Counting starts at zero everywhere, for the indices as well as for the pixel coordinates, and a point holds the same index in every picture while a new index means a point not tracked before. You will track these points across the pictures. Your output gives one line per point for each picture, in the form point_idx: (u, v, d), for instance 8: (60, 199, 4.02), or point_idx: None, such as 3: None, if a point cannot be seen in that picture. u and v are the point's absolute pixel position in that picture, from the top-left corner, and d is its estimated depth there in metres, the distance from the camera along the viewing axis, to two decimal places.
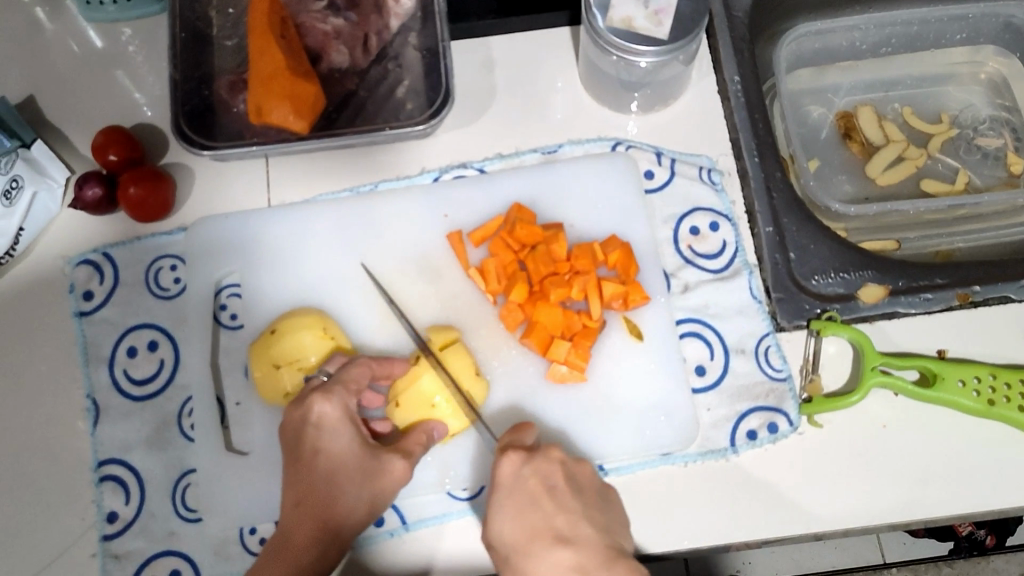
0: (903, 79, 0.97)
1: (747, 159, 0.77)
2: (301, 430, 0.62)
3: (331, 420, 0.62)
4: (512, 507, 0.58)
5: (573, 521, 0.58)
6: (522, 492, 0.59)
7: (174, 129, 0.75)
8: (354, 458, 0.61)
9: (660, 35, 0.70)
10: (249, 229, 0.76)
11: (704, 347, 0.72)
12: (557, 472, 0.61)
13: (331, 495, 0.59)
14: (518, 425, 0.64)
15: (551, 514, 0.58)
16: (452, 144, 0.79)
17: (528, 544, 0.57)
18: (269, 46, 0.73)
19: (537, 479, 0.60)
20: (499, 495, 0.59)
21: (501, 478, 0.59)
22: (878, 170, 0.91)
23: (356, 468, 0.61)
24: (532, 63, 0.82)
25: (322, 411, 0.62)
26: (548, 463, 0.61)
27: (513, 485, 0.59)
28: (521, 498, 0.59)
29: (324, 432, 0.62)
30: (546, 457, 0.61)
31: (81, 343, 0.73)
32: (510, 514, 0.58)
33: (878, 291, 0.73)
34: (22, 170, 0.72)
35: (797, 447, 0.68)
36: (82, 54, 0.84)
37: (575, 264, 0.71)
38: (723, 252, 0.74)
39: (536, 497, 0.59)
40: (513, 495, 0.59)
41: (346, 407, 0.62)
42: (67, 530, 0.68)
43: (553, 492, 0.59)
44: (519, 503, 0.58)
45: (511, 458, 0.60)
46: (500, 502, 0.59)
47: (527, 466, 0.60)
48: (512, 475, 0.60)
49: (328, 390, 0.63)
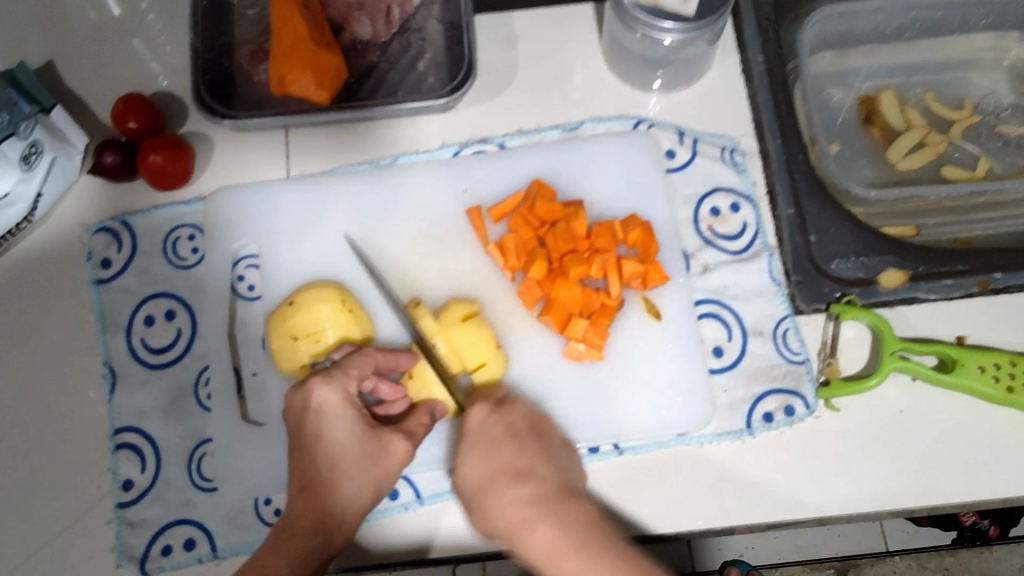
0: (927, 64, 0.96)
1: (769, 140, 0.77)
2: (303, 415, 0.61)
3: (331, 406, 0.60)
4: (476, 453, 0.59)
5: (533, 462, 0.59)
6: (487, 437, 0.60)
7: (196, 99, 0.74)
8: (355, 444, 0.60)
9: (686, 12, 0.69)
10: (267, 199, 0.76)
11: (721, 329, 0.72)
12: (518, 421, 0.62)
13: (334, 482, 0.59)
14: (495, 393, 0.66)
15: (512, 454, 0.59)
16: (473, 119, 0.79)
17: (490, 482, 0.58)
18: (292, 16, 0.72)
19: (501, 427, 0.61)
20: (466, 442, 0.60)
21: (468, 426, 0.61)
22: (900, 154, 0.91)
23: (359, 452, 0.60)
24: (555, 39, 0.81)
25: (322, 397, 0.60)
26: (512, 412, 0.62)
27: (479, 433, 0.60)
28: (486, 443, 0.60)
29: (325, 418, 0.60)
30: (511, 408, 0.63)
31: (98, 310, 0.73)
32: (474, 457, 0.59)
33: (899, 276, 0.72)
34: (42, 135, 0.71)
35: (813, 431, 0.68)
36: (100, 22, 0.83)
37: (595, 242, 0.71)
38: (743, 234, 0.74)
39: (499, 440, 0.60)
40: (475, 440, 0.60)
41: (346, 393, 0.61)
42: (83, 496, 0.68)
43: (513, 437, 0.61)
44: (484, 447, 0.59)
45: (478, 408, 0.62)
46: (467, 448, 0.60)
47: (492, 415, 0.62)
48: (477, 423, 0.61)
49: (328, 375, 0.61)
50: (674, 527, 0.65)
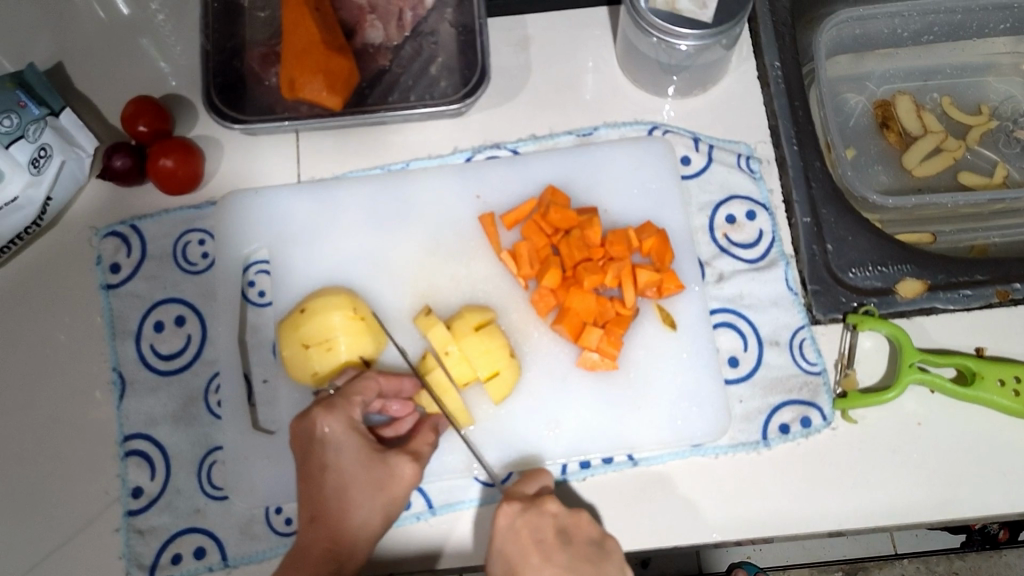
0: (943, 68, 0.95)
1: (786, 146, 0.75)
2: (307, 446, 0.59)
3: (335, 436, 0.59)
4: (499, 563, 0.56)
5: None
6: (512, 547, 0.57)
7: (205, 102, 0.73)
8: (362, 473, 0.58)
9: (704, 18, 0.68)
10: (278, 204, 0.75)
11: (737, 338, 0.71)
12: (549, 523, 0.58)
13: (343, 513, 0.58)
14: (534, 473, 0.63)
15: (540, 569, 0.56)
16: (486, 123, 0.78)
17: None
18: (303, 20, 0.72)
19: (529, 532, 0.57)
20: (495, 549, 0.57)
21: (496, 530, 0.58)
22: (915, 161, 0.90)
23: (366, 481, 0.58)
24: (569, 43, 0.80)
25: (325, 426, 0.59)
26: (541, 515, 0.58)
27: (506, 539, 0.57)
28: (510, 554, 0.56)
29: (330, 448, 0.59)
30: (540, 509, 0.58)
31: (107, 315, 0.72)
32: (500, 568, 0.56)
33: (917, 287, 0.72)
34: (50, 139, 0.71)
35: (830, 443, 0.67)
36: (109, 23, 0.83)
37: (609, 250, 0.70)
38: (759, 242, 0.73)
39: (525, 552, 0.56)
40: (501, 551, 0.57)
41: (350, 420, 0.60)
42: (91, 503, 0.68)
43: (542, 547, 0.57)
44: (508, 559, 0.56)
45: (506, 508, 0.58)
46: (492, 558, 0.57)
47: (521, 517, 0.58)
48: (504, 527, 0.58)
49: (330, 404, 0.60)
50: (687, 539, 0.65)
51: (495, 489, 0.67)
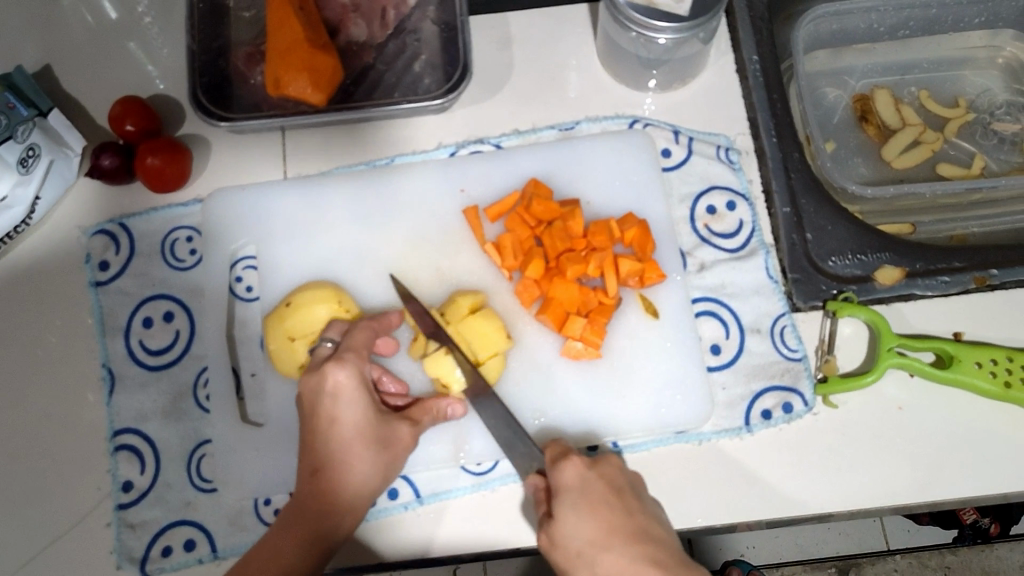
0: (920, 62, 0.96)
1: (765, 138, 0.77)
2: (316, 398, 0.60)
3: (346, 390, 0.60)
4: (585, 508, 0.55)
5: (646, 522, 0.56)
6: (593, 491, 0.56)
7: (192, 101, 0.74)
8: (366, 430, 0.60)
9: (680, 11, 0.70)
10: (265, 201, 0.76)
11: (719, 327, 0.72)
12: (619, 476, 0.59)
13: (345, 466, 0.58)
14: (562, 439, 0.63)
15: (623, 514, 0.55)
16: (470, 119, 0.79)
17: (606, 537, 0.54)
18: (287, 18, 0.73)
19: (604, 480, 0.58)
20: (567, 497, 0.56)
21: (567, 482, 0.57)
22: (894, 153, 0.91)
23: (368, 439, 0.60)
24: (551, 39, 0.81)
25: (337, 379, 0.60)
26: (611, 467, 0.59)
27: (582, 487, 0.57)
28: (592, 497, 0.56)
29: (340, 401, 0.59)
30: (608, 463, 0.59)
31: (96, 312, 0.73)
32: (583, 512, 0.55)
33: (895, 274, 0.73)
34: (38, 139, 0.71)
35: (813, 427, 0.68)
36: (96, 26, 0.84)
37: (592, 241, 0.71)
38: (739, 232, 0.74)
39: (606, 497, 0.56)
40: (583, 494, 0.56)
41: (360, 375, 0.61)
42: (82, 499, 0.68)
43: (619, 494, 0.57)
44: (592, 501, 0.56)
45: (575, 461, 0.58)
46: (569, 502, 0.56)
47: (592, 469, 0.58)
48: (576, 477, 0.57)
49: (342, 358, 0.60)
50: (673, 524, 0.66)
51: (481, 478, 0.68)
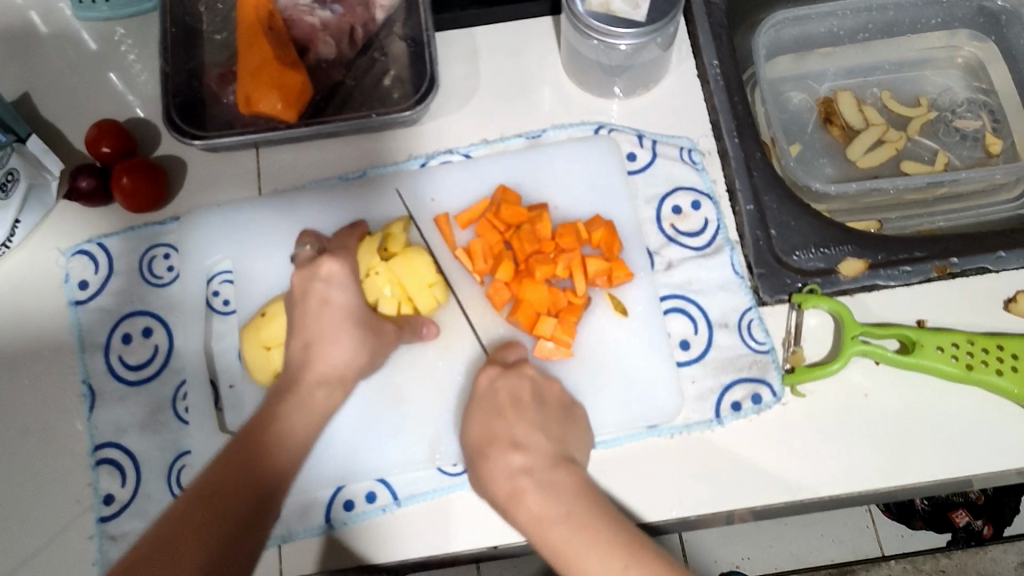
0: (882, 65, 0.99)
1: (727, 139, 0.78)
2: (309, 284, 0.67)
3: (339, 276, 0.67)
4: (478, 416, 0.63)
5: (531, 431, 0.61)
6: (491, 401, 0.63)
7: (165, 119, 0.76)
8: (352, 319, 0.66)
9: (638, 17, 0.72)
10: (241, 217, 0.78)
11: (687, 322, 0.73)
12: (526, 385, 0.64)
13: (331, 342, 0.65)
14: (504, 345, 0.69)
15: (512, 423, 0.61)
16: (439, 132, 0.81)
17: (487, 447, 0.61)
18: (257, 39, 0.75)
19: (507, 392, 0.63)
20: (473, 404, 0.64)
21: (477, 389, 0.64)
22: (859, 153, 0.93)
23: (358, 325, 0.66)
24: (516, 52, 0.84)
25: (332, 267, 0.67)
26: (520, 377, 0.64)
27: (486, 395, 0.64)
28: (489, 406, 0.63)
29: (333, 285, 0.66)
30: (519, 373, 0.65)
31: (77, 330, 0.75)
32: (477, 419, 0.63)
33: (858, 265, 0.74)
34: (18, 163, 0.73)
35: (781, 417, 0.69)
36: (73, 54, 0.86)
37: (560, 243, 0.73)
38: (705, 230, 0.76)
39: (501, 407, 0.62)
40: (483, 404, 0.63)
41: (352, 267, 0.68)
42: (64, 513, 0.69)
43: (516, 403, 0.63)
44: (487, 410, 0.63)
45: (488, 370, 0.65)
46: (472, 411, 0.64)
47: (499, 377, 0.64)
48: (484, 385, 0.64)
49: (337, 252, 0.68)
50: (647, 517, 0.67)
51: (456, 479, 0.68)
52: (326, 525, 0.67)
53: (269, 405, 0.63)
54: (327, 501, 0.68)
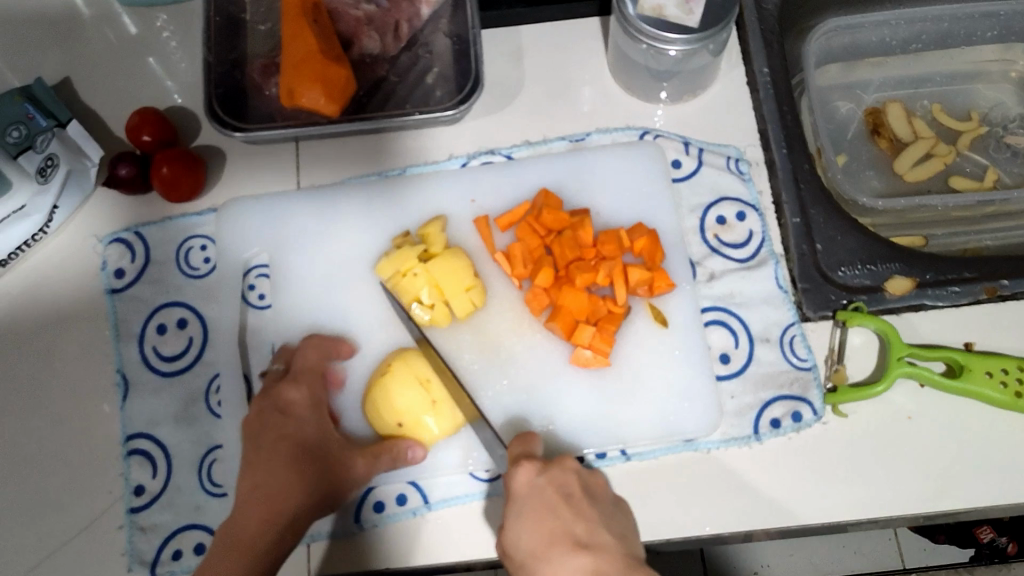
0: (933, 77, 0.96)
1: (775, 149, 0.77)
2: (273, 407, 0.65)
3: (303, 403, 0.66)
4: (532, 520, 0.58)
5: (593, 530, 0.58)
6: (539, 499, 0.59)
7: (208, 112, 0.75)
8: (312, 397, 0.66)
9: (690, 23, 0.70)
10: (278, 212, 0.77)
11: (728, 336, 0.72)
12: (572, 479, 0.61)
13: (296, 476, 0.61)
14: (523, 436, 0.65)
15: (571, 522, 0.59)
16: (481, 131, 0.80)
17: (546, 550, 0.57)
18: (302, 31, 0.74)
19: (553, 488, 0.60)
20: (514, 505, 0.59)
21: (516, 487, 0.60)
22: (907, 166, 0.91)
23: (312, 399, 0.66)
24: (562, 53, 0.82)
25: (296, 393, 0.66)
26: (564, 471, 0.61)
27: (529, 494, 0.59)
28: (539, 504, 0.59)
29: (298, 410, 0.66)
30: (562, 467, 0.62)
31: (112, 319, 0.74)
32: (528, 523, 0.58)
33: (906, 283, 0.72)
34: (56, 149, 0.73)
35: (821, 437, 0.68)
36: (116, 38, 0.85)
37: (601, 250, 0.72)
38: (749, 242, 0.74)
39: (553, 504, 0.59)
40: (530, 503, 0.59)
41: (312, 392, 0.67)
42: (94, 502, 0.69)
43: (569, 500, 0.60)
44: (536, 510, 0.59)
45: (526, 467, 0.61)
46: (518, 513, 0.59)
47: (542, 473, 0.60)
48: (526, 484, 0.60)
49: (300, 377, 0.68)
50: (680, 533, 0.65)
51: (488, 485, 0.67)
52: (355, 526, 0.66)
53: (270, 498, 0.60)
54: (356, 503, 0.67)
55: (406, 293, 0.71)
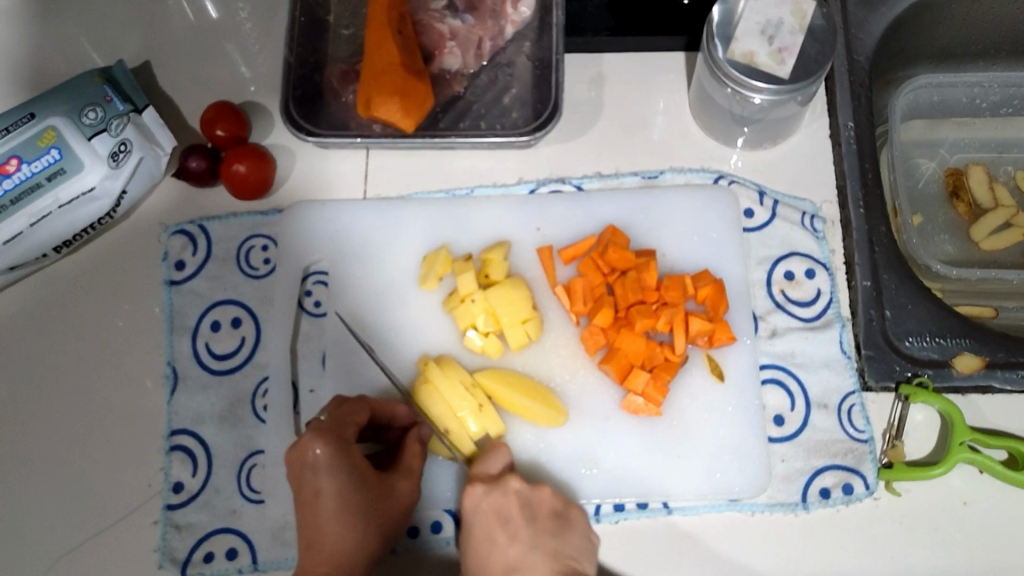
0: (1019, 143, 0.92)
1: (853, 209, 0.75)
2: (302, 467, 0.60)
3: (330, 458, 0.59)
4: (472, 545, 0.61)
5: (524, 554, 0.60)
6: (479, 527, 0.61)
7: (283, 111, 0.75)
8: (342, 443, 0.60)
9: (780, 73, 0.68)
10: (341, 219, 0.76)
11: (785, 397, 0.70)
12: (513, 501, 0.62)
13: (341, 532, 0.58)
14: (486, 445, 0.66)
15: (505, 548, 0.60)
16: (553, 158, 0.79)
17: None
18: (386, 41, 0.74)
19: (492, 512, 0.61)
20: (463, 528, 0.62)
21: (463, 511, 0.62)
22: (983, 234, 0.87)
23: (338, 445, 0.60)
24: (642, 85, 0.81)
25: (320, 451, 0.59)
26: (503, 494, 0.62)
27: (472, 519, 0.62)
28: (478, 533, 0.61)
29: (326, 468, 0.59)
30: (504, 488, 0.62)
31: (167, 311, 0.74)
32: (470, 549, 0.61)
33: (975, 362, 0.69)
34: (131, 135, 0.72)
35: (871, 514, 0.66)
36: (196, 25, 0.85)
37: (664, 295, 0.70)
38: (816, 301, 0.73)
39: (490, 531, 0.61)
40: (470, 532, 0.62)
41: (341, 439, 0.61)
42: (132, 494, 0.69)
43: (506, 525, 0.61)
44: (476, 538, 0.61)
45: (470, 490, 0.62)
46: (465, 538, 0.62)
47: (483, 499, 0.62)
48: (469, 508, 0.62)
49: (325, 429, 0.61)
50: None
51: None
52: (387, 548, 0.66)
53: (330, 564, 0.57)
54: None
55: (465, 318, 0.71)
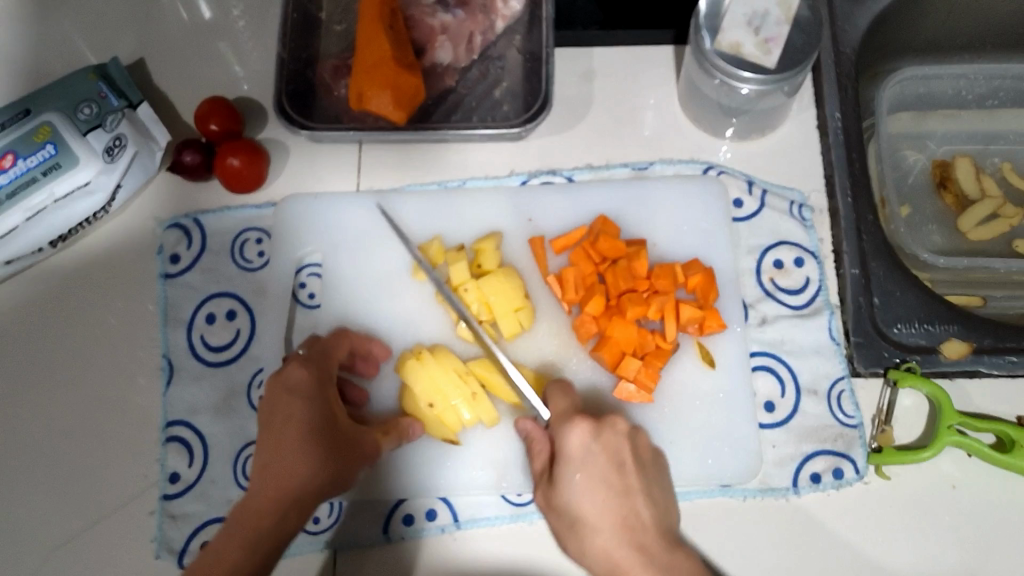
0: (1005, 134, 0.93)
1: (840, 198, 0.75)
2: (278, 391, 0.60)
3: (306, 385, 0.60)
4: (579, 483, 0.57)
5: (637, 497, 0.56)
6: (593, 466, 0.57)
7: (276, 105, 0.76)
8: (320, 377, 0.61)
9: (768, 63, 0.69)
10: (334, 212, 0.77)
11: (775, 383, 0.71)
12: (625, 445, 0.59)
13: (304, 448, 0.56)
14: (563, 392, 0.64)
15: (621, 490, 0.56)
16: (544, 151, 0.80)
17: (592, 520, 0.55)
18: (377, 35, 0.74)
19: (607, 453, 0.58)
20: (567, 467, 0.57)
21: (571, 451, 0.58)
22: (970, 224, 0.88)
23: (320, 379, 0.61)
24: (631, 78, 0.82)
25: (298, 376, 0.60)
26: (618, 436, 0.59)
27: (584, 460, 0.57)
28: (594, 472, 0.57)
29: (302, 392, 0.60)
30: (614, 429, 0.59)
31: (161, 304, 0.75)
32: (580, 490, 0.56)
33: (963, 347, 0.71)
34: (126, 130, 0.73)
35: (861, 497, 0.67)
36: (189, 23, 0.86)
37: (654, 283, 0.71)
38: (805, 289, 0.73)
39: (607, 473, 0.57)
40: (584, 470, 0.57)
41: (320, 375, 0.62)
42: (128, 485, 0.70)
43: (621, 468, 0.57)
44: (592, 477, 0.56)
45: (581, 429, 0.58)
46: (568, 475, 0.57)
47: (598, 438, 0.58)
48: (580, 447, 0.58)
49: (307, 362, 0.62)
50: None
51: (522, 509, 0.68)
52: (383, 536, 0.67)
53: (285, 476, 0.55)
54: (386, 513, 0.68)
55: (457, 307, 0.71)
